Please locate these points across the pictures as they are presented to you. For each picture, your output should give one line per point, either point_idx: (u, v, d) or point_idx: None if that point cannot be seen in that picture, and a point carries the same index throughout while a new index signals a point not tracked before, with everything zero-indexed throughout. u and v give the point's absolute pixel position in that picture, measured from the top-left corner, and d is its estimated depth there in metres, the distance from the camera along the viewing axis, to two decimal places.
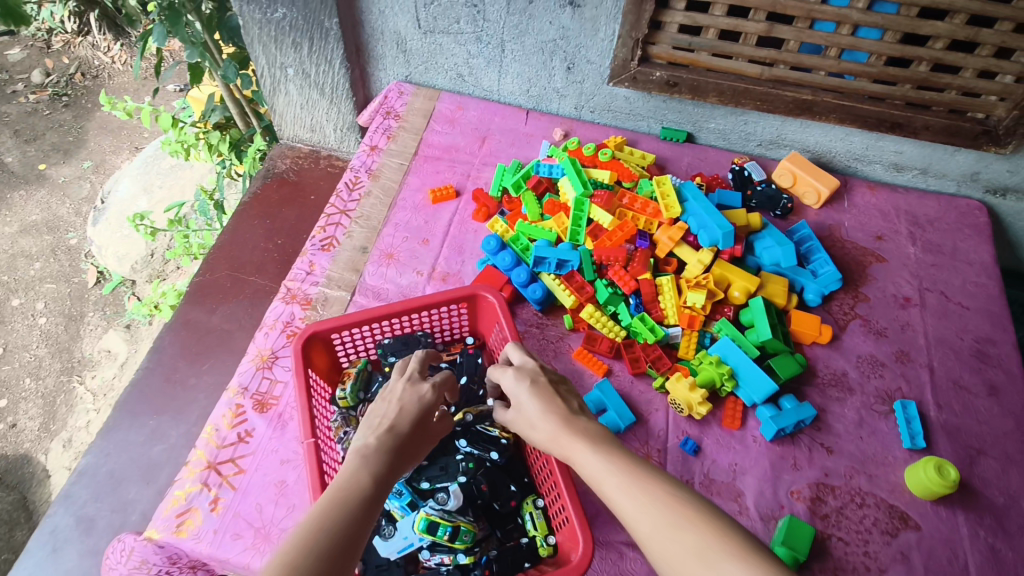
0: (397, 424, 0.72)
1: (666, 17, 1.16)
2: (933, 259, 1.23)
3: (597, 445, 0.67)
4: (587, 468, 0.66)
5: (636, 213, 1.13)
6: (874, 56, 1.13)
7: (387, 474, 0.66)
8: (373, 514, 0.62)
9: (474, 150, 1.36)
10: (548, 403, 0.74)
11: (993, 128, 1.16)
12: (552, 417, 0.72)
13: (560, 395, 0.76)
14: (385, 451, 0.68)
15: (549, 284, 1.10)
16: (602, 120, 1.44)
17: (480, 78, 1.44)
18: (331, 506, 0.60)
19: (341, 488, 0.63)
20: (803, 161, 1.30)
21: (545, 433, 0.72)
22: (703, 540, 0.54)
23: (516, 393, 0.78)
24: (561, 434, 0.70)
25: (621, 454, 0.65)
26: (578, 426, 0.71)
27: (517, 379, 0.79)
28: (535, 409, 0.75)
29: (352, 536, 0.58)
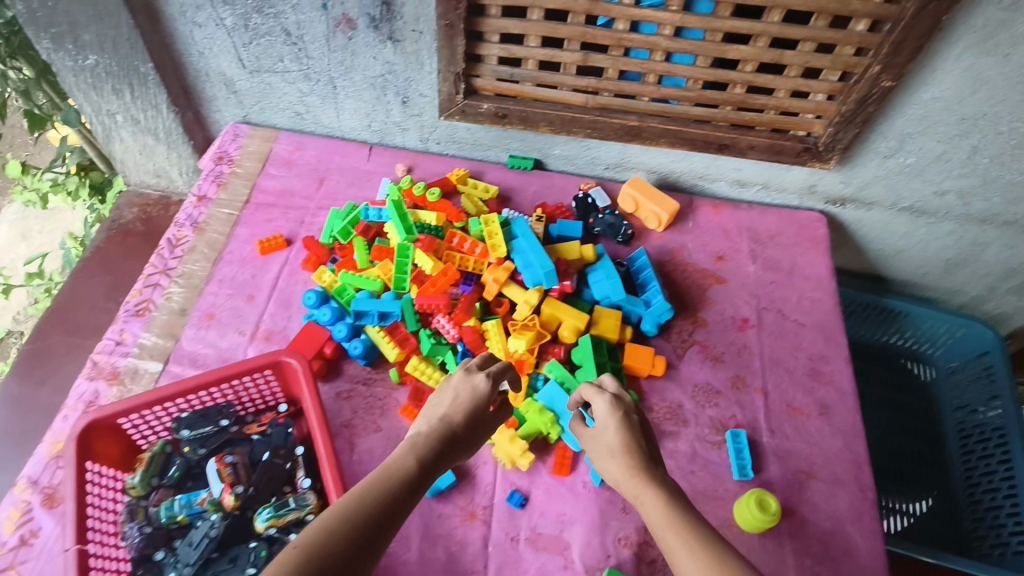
0: (451, 414, 0.79)
1: (482, 50, 1.12)
2: (771, 277, 1.26)
3: (670, 498, 0.74)
4: (657, 518, 0.72)
5: (463, 256, 1.10)
6: (690, 81, 1.11)
7: (434, 463, 0.73)
8: (414, 497, 0.68)
9: (311, 193, 1.31)
10: (629, 443, 0.81)
11: (812, 145, 1.17)
12: (630, 456, 0.79)
13: (643, 436, 0.82)
14: (436, 441, 0.75)
15: (373, 336, 1.06)
16: (450, 151, 1.40)
17: (318, 115, 1.38)
18: (379, 485, 0.67)
19: (390, 469, 0.70)
20: (643, 185, 1.29)
21: (623, 468, 0.79)
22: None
23: (603, 422, 0.84)
24: (638, 476, 0.78)
25: (689, 514, 0.71)
26: (653, 472, 0.78)
27: (612, 409, 0.84)
28: (616, 442, 0.81)
29: (388, 514, 0.64)
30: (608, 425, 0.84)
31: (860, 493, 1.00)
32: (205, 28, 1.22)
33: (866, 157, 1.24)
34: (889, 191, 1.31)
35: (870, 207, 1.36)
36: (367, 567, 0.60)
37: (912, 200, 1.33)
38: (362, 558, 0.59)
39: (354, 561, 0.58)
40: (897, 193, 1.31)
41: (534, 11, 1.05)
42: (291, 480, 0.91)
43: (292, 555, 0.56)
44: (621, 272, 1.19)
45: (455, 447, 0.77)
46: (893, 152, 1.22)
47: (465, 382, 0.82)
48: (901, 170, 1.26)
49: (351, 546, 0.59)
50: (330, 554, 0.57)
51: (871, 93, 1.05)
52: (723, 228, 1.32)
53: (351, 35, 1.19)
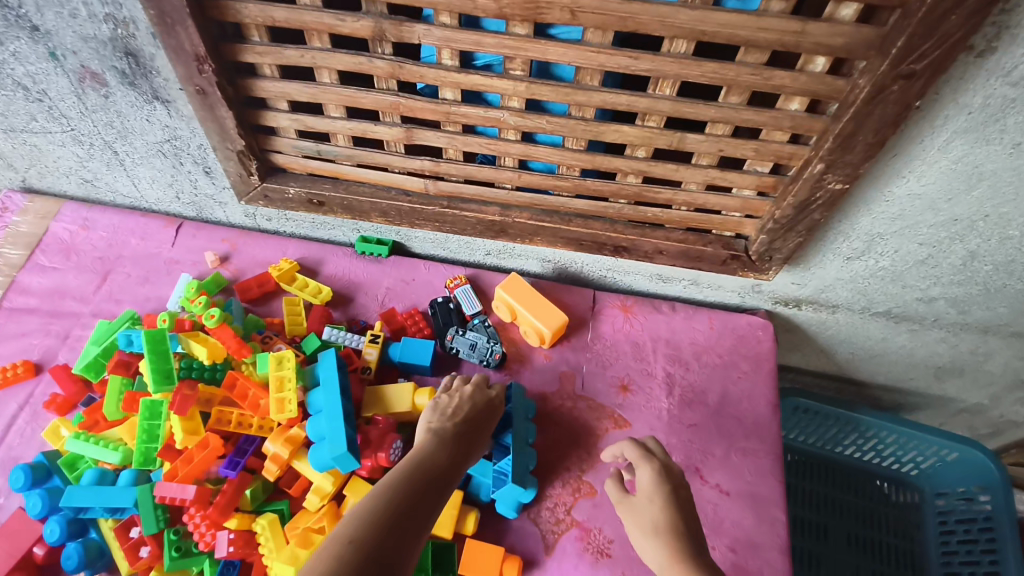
0: (467, 414, 0.77)
1: (270, 120, 0.80)
2: (691, 416, 0.92)
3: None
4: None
5: (241, 415, 0.80)
6: (562, 166, 0.78)
7: (459, 457, 0.70)
8: (442, 486, 0.65)
9: (87, 293, 0.99)
10: (672, 517, 0.68)
11: (743, 252, 0.84)
12: (677, 537, 0.66)
13: (692, 517, 0.69)
14: (457, 435, 0.73)
15: (107, 535, 0.76)
16: (288, 230, 1.07)
17: (111, 183, 1.05)
18: (409, 473, 0.63)
19: (418, 461, 0.66)
20: (522, 287, 0.96)
21: (665, 553, 0.66)
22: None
23: (644, 488, 0.72)
24: (683, 560, 0.64)
25: None
26: (705, 559, 0.64)
27: (652, 477, 0.72)
28: (660, 518, 0.68)
29: (420, 502, 0.60)
30: (651, 496, 0.71)
31: None
32: None
33: (823, 259, 0.90)
34: (858, 294, 0.97)
35: (834, 310, 1.02)
36: (408, 557, 0.55)
37: (889, 304, 0.98)
38: (398, 545, 0.55)
39: (395, 542, 0.55)
40: (867, 297, 0.97)
41: (323, 73, 0.73)
42: None
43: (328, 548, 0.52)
44: None
45: (470, 443, 0.74)
46: (860, 254, 0.88)
47: (477, 389, 0.81)
48: (872, 274, 0.92)
49: (391, 530, 0.55)
50: (367, 535, 0.54)
51: (814, 196, 0.72)
52: (634, 341, 0.98)
53: (106, 93, 0.87)
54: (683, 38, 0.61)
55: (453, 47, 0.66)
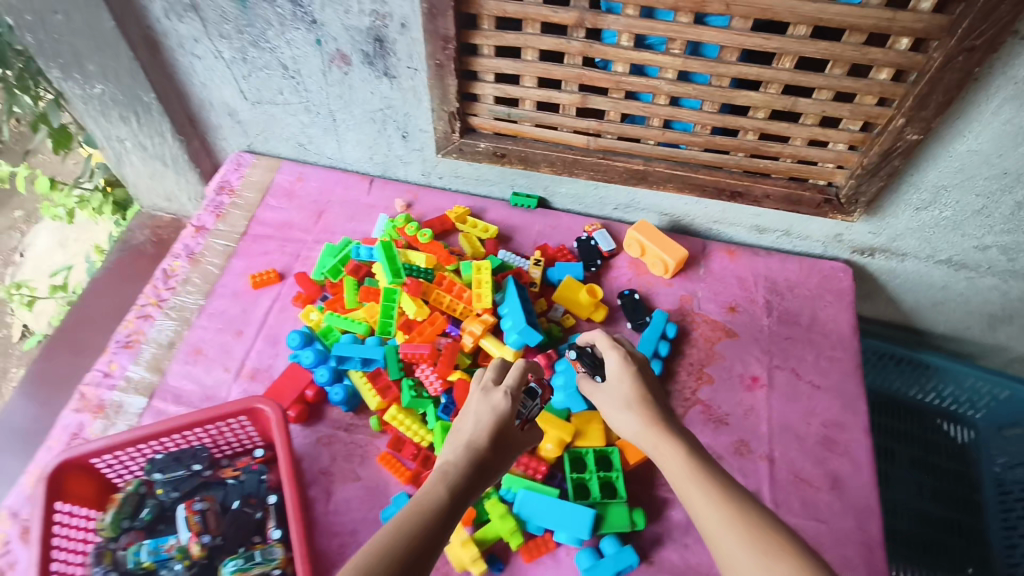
0: (478, 439, 0.75)
1: (477, 89, 1.08)
2: (787, 331, 1.16)
3: (691, 450, 0.77)
4: (674, 468, 0.75)
5: (451, 301, 1.07)
6: (698, 126, 1.04)
7: (463, 493, 0.71)
8: (448, 529, 0.67)
9: (309, 226, 1.29)
10: (642, 396, 0.84)
11: (834, 197, 1.08)
12: (647, 407, 0.82)
13: (653, 389, 0.85)
14: (463, 470, 0.72)
15: (356, 382, 1.04)
16: (454, 186, 1.35)
17: (321, 146, 1.35)
18: (403, 534, 0.64)
19: (417, 511, 0.67)
20: (651, 229, 1.22)
21: (636, 419, 0.82)
22: (778, 561, 0.62)
23: (615, 374, 0.87)
24: (654, 427, 0.80)
25: (708, 465, 0.74)
26: (667, 421, 0.81)
27: (624, 363, 0.87)
28: (632, 394, 0.84)
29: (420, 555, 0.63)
30: (622, 379, 0.86)
31: None
32: (205, 60, 1.23)
33: (896, 209, 1.13)
34: (924, 243, 1.19)
35: (903, 258, 1.24)
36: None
37: (951, 252, 1.19)
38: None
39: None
40: (932, 245, 1.19)
41: (529, 52, 1.01)
42: (260, 529, 0.92)
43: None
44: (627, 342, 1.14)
45: (483, 474, 0.74)
46: (927, 204, 1.11)
47: (484, 403, 0.79)
48: (937, 223, 1.14)
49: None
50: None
51: (895, 146, 0.96)
52: (738, 277, 1.23)
53: (347, 71, 1.17)
54: (804, 25, 0.88)
55: (633, 32, 0.94)
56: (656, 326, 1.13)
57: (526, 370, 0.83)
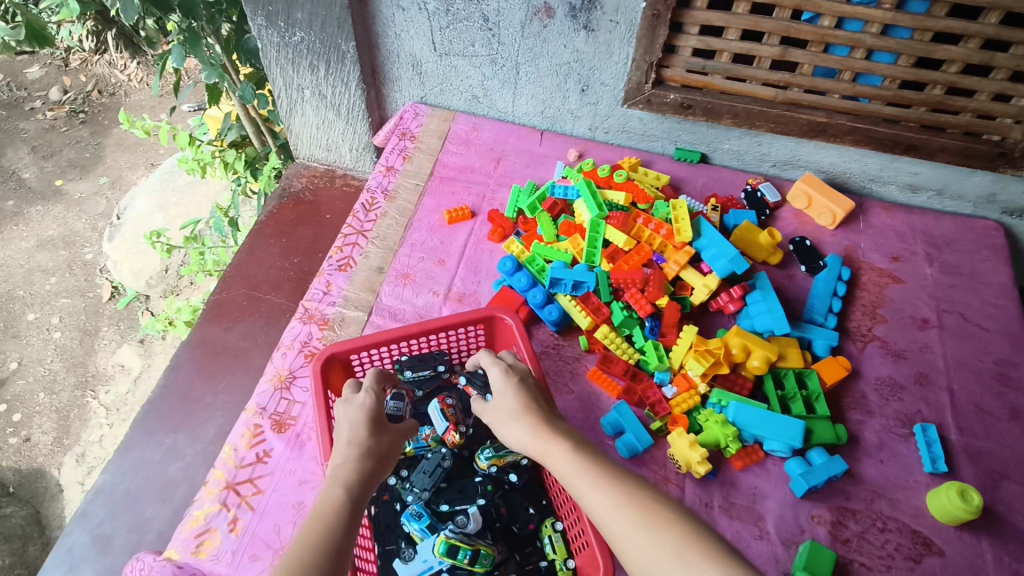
0: (357, 434, 0.77)
1: (680, 41, 1.18)
2: (950, 280, 1.23)
3: (576, 445, 0.75)
4: (562, 467, 0.72)
5: (652, 235, 1.14)
6: (888, 79, 1.13)
7: (362, 485, 0.72)
8: (357, 524, 0.68)
9: (489, 171, 1.37)
10: (526, 404, 0.80)
11: (1009, 151, 1.17)
12: (532, 412, 0.79)
13: (537, 396, 0.83)
14: (358, 470, 0.73)
15: (565, 306, 1.10)
16: (617, 141, 1.45)
17: (494, 100, 1.45)
18: (321, 532, 0.65)
19: (321, 513, 0.68)
20: (818, 182, 1.30)
21: (525, 428, 0.78)
22: (662, 530, 0.62)
23: (497, 386, 0.84)
24: (541, 432, 0.77)
25: (601, 462, 0.72)
26: (552, 423, 0.78)
27: (506, 376, 0.84)
28: (515, 404, 0.81)
29: (341, 548, 0.64)
30: (506, 392, 0.83)
31: None
32: (407, 11, 1.32)
33: None
34: None
35: None
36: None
37: None
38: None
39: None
40: None
41: (742, 5, 1.10)
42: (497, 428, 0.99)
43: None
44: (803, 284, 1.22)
45: (381, 461, 0.76)
46: None
47: (352, 407, 0.81)
48: None
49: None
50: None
51: None
52: (897, 230, 1.31)
53: (547, 24, 1.25)
54: None
55: None
56: (833, 269, 1.20)
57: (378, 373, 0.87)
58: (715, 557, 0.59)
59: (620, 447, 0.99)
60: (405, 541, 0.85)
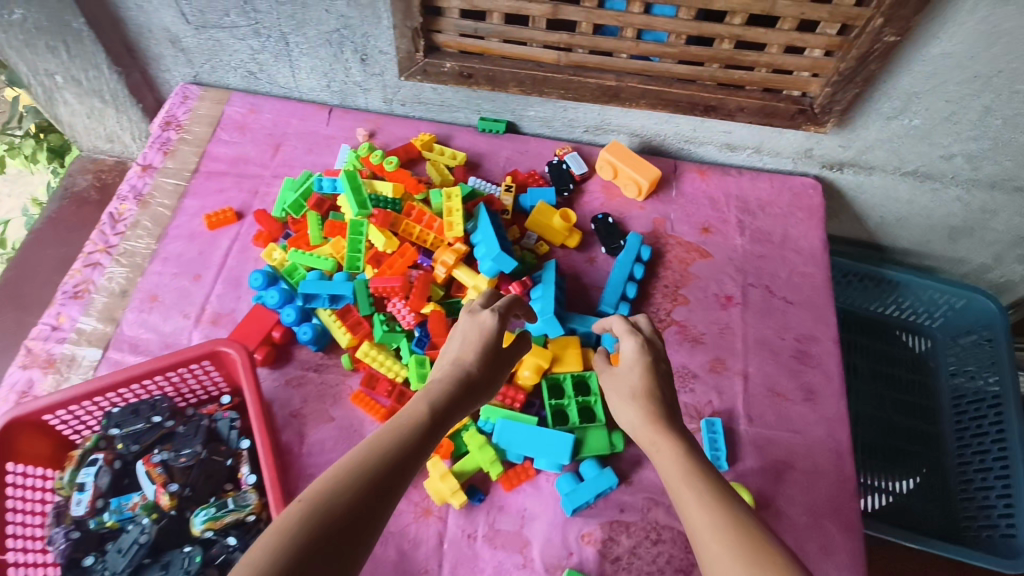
0: (463, 356, 0.74)
1: (442, 2, 1.00)
2: (760, 250, 1.17)
3: (688, 451, 0.70)
4: (669, 470, 0.68)
5: (421, 231, 1.02)
6: (672, 35, 1.00)
7: (446, 412, 0.69)
8: (430, 449, 0.65)
9: (266, 160, 1.21)
10: (651, 387, 0.78)
11: (808, 107, 1.06)
12: (652, 402, 0.76)
13: (663, 380, 0.80)
14: (448, 392, 0.70)
15: (325, 321, 1.00)
16: (417, 114, 1.30)
17: (273, 74, 1.27)
18: (388, 438, 0.62)
19: (400, 423, 0.65)
20: (623, 150, 1.19)
21: (639, 414, 0.76)
22: (769, 570, 0.54)
23: (632, 360, 0.81)
24: (655, 424, 0.74)
25: (707, 475, 0.66)
26: (672, 422, 0.75)
27: (641, 351, 0.81)
28: (641, 385, 0.78)
29: (406, 463, 0.60)
30: (632, 369, 0.80)
31: (842, 485, 0.95)
32: None
33: (867, 119, 1.13)
34: (892, 154, 1.20)
35: (871, 172, 1.25)
36: (371, 534, 0.55)
37: (917, 163, 1.21)
38: (369, 515, 0.55)
39: (362, 512, 0.54)
40: (900, 157, 1.20)
41: None
42: (232, 477, 0.89)
43: (286, 530, 0.51)
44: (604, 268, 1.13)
45: (472, 392, 0.72)
46: (897, 113, 1.11)
47: (470, 322, 0.78)
48: (906, 132, 1.15)
49: (358, 498, 0.55)
50: (346, 494, 0.55)
51: (873, 49, 0.94)
52: (710, 197, 1.22)
53: None
54: None
55: None
56: (631, 249, 1.11)
57: (517, 300, 0.84)
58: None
59: None
60: None
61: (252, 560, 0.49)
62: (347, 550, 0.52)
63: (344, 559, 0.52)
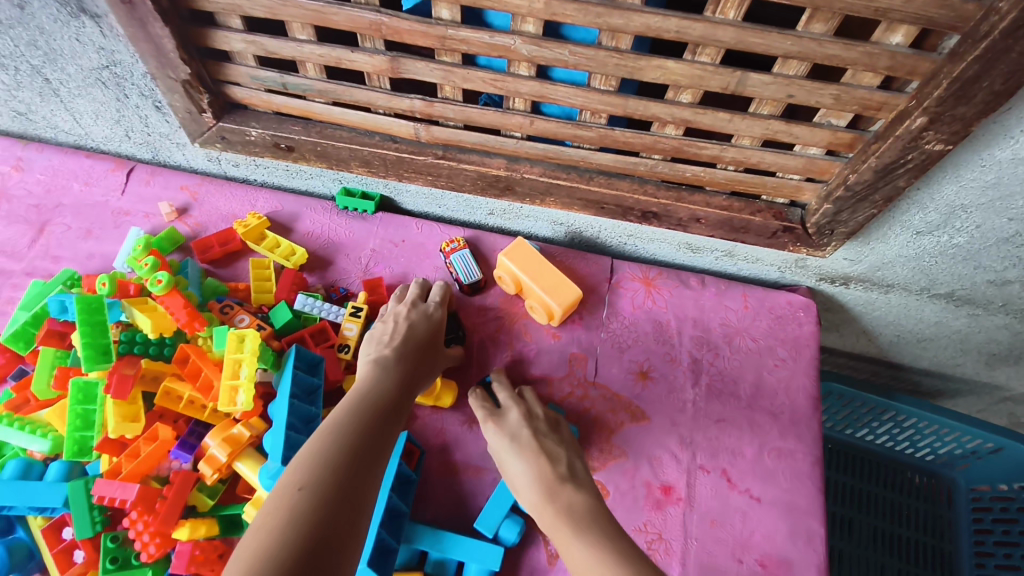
0: (409, 338, 0.69)
1: (220, 44, 0.63)
2: (720, 410, 0.80)
3: (584, 528, 0.53)
4: (569, 560, 0.51)
5: (189, 397, 0.66)
6: (585, 112, 0.63)
7: (409, 383, 0.64)
8: (404, 414, 0.60)
9: (20, 247, 0.85)
10: (531, 466, 0.62)
11: (798, 223, 0.70)
12: (536, 484, 0.60)
13: (548, 450, 0.64)
14: (403, 366, 0.65)
15: (36, 535, 0.64)
16: (256, 178, 0.92)
17: (47, 117, 0.89)
18: (360, 405, 0.56)
19: (367, 392, 0.59)
20: (530, 254, 0.82)
21: (531, 505, 0.60)
22: None
23: (500, 449, 0.66)
24: (546, 507, 0.58)
25: (608, 547, 0.50)
26: (564, 500, 0.57)
27: (503, 437, 0.66)
28: (520, 477, 0.62)
29: (377, 443, 0.53)
30: (507, 460, 0.65)
31: None
32: None
33: (887, 232, 0.76)
34: (919, 274, 0.83)
35: (887, 289, 0.88)
36: (371, 487, 0.49)
37: (953, 285, 0.84)
38: (363, 475, 0.49)
39: (358, 470, 0.48)
40: (930, 277, 0.83)
41: None
42: None
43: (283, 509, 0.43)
44: None
45: (421, 371, 0.68)
46: (932, 229, 0.74)
47: (416, 312, 0.74)
48: (941, 252, 0.78)
49: (348, 466, 0.48)
50: (333, 461, 0.48)
51: (904, 158, 0.57)
52: (656, 320, 0.85)
53: (21, 3, 0.70)
54: None
55: None
56: None
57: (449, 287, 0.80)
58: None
59: None
60: None
61: (245, 552, 0.41)
62: (351, 515, 0.45)
63: (357, 519, 0.45)
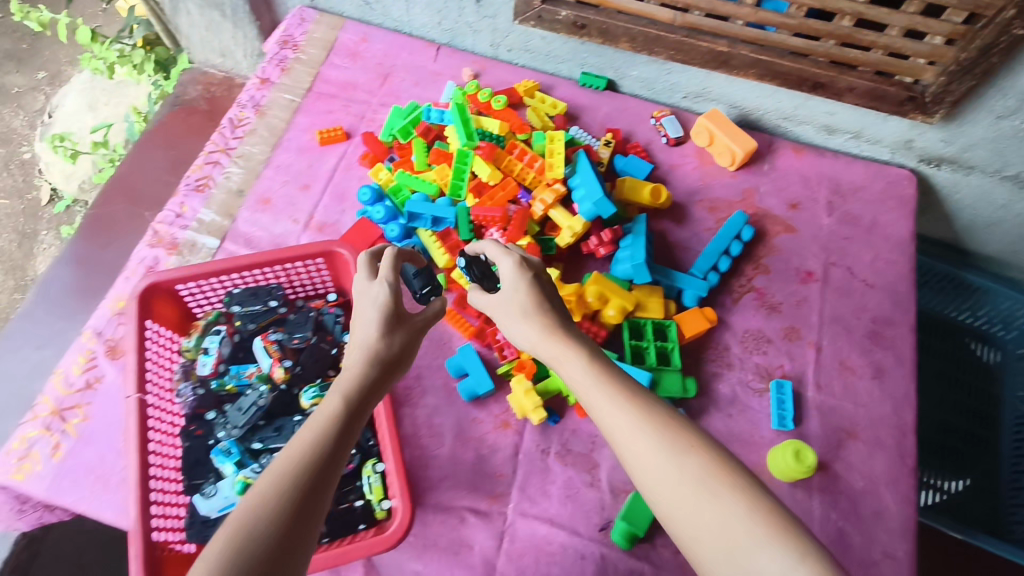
0: (368, 335, 0.72)
1: None
2: (847, 231, 1.17)
3: (591, 354, 0.74)
4: (573, 370, 0.72)
5: (523, 168, 1.09)
6: (793, 6, 1.01)
7: (365, 393, 0.69)
8: (356, 429, 0.66)
9: (374, 88, 1.27)
10: (541, 306, 0.78)
11: (919, 95, 1.07)
12: (552, 316, 0.77)
13: (553, 295, 0.80)
14: (366, 379, 0.69)
15: (424, 240, 1.07)
16: (521, 61, 1.33)
17: (387, 7, 1.31)
18: (322, 428, 0.63)
19: (328, 412, 0.65)
20: (722, 119, 1.21)
21: (535, 328, 0.77)
22: (689, 457, 0.61)
23: (513, 283, 0.79)
24: (552, 334, 0.76)
25: (610, 372, 0.71)
26: (568, 330, 0.77)
27: (518, 269, 0.80)
28: (528, 301, 0.78)
29: (326, 469, 0.60)
30: (517, 288, 0.79)
31: (902, 459, 0.98)
32: None
33: (976, 115, 1.12)
34: (996, 155, 1.17)
35: (969, 171, 1.23)
36: (318, 508, 0.58)
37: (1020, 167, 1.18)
38: (304, 521, 0.56)
39: (293, 537, 0.55)
40: (1004, 159, 1.17)
41: None
42: (337, 364, 0.97)
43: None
44: (690, 231, 1.17)
45: (392, 369, 0.72)
46: (1009, 113, 1.10)
47: (366, 297, 0.75)
48: (1015, 135, 1.13)
49: (297, 503, 0.57)
50: (284, 492, 0.57)
51: (998, 40, 0.94)
52: (803, 175, 1.23)
53: None
54: None
55: None
56: (733, 227, 1.13)
57: (398, 257, 0.80)
58: (745, 497, 0.58)
59: (461, 390, 1.00)
60: (213, 474, 0.88)
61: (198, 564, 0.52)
62: (297, 540, 0.55)
63: (301, 543, 0.55)
